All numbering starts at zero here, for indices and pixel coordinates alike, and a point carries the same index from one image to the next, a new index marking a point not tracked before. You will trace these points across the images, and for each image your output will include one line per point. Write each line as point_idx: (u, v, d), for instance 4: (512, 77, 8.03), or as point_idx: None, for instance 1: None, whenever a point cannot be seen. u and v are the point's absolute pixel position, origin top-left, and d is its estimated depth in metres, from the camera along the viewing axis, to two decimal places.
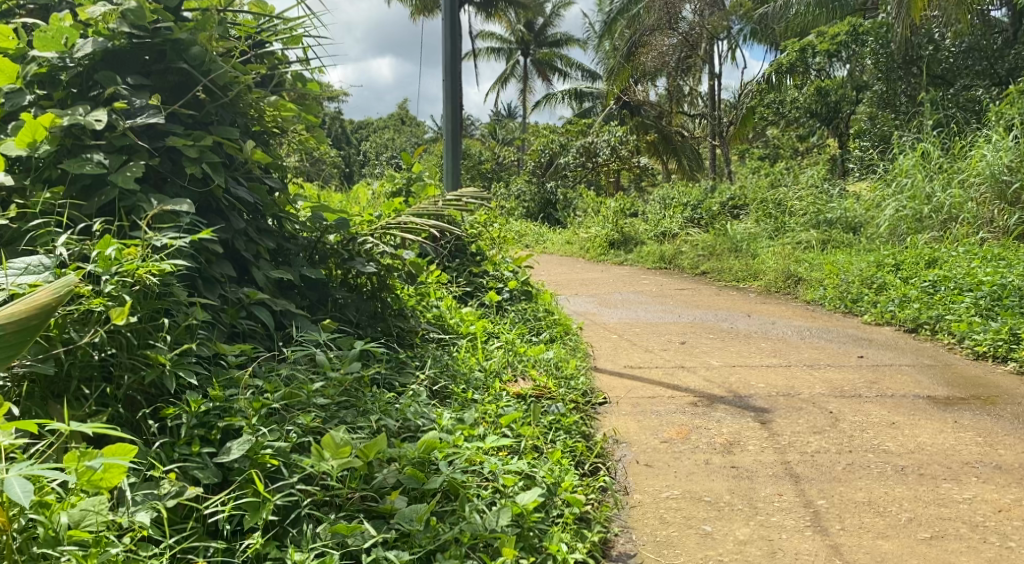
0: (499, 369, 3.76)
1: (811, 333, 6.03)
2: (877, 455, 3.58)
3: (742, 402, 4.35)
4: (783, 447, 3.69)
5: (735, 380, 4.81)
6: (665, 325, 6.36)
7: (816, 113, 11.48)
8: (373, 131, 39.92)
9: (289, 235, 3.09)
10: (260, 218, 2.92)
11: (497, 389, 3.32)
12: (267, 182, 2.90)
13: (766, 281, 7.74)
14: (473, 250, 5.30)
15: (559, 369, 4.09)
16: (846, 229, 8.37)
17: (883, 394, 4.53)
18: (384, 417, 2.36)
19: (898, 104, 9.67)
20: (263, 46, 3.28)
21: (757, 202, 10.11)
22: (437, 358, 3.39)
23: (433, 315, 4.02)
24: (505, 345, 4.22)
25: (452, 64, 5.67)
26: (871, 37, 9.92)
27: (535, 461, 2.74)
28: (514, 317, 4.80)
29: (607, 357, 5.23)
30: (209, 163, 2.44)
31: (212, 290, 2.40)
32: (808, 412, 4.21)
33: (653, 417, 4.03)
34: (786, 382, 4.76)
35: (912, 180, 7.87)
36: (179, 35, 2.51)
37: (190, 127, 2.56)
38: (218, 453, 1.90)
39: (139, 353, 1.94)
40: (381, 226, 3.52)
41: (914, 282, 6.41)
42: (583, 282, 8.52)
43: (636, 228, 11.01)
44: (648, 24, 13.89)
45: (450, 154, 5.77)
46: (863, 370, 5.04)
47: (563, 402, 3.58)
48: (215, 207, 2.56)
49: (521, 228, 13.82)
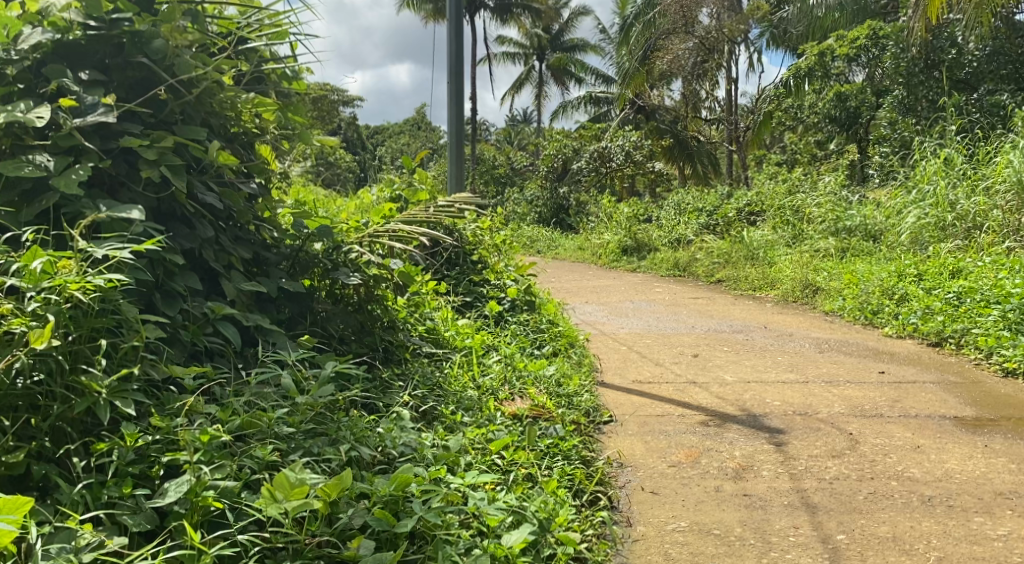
0: (495, 388, 3.53)
1: (829, 346, 5.77)
2: (901, 483, 3.32)
3: (757, 422, 4.11)
4: (799, 473, 3.44)
5: (749, 397, 4.56)
6: (678, 336, 6.11)
7: (835, 117, 11.32)
8: (392, 136, 39.97)
9: (268, 244, 2.89)
10: (235, 226, 2.72)
11: (491, 410, 3.10)
12: (242, 187, 2.70)
13: (783, 290, 7.50)
14: (474, 258, 5.08)
15: (561, 387, 3.90)
16: (865, 237, 8.08)
17: (906, 414, 4.27)
18: (357, 446, 2.15)
19: (919, 109, 9.41)
20: (245, 43, 3.10)
21: (774, 208, 9.82)
22: (426, 375, 3.17)
23: (425, 327, 3.78)
24: (504, 360, 4.00)
25: (456, 65, 5.45)
26: (892, 42, 9.66)
27: (526, 492, 2.50)
28: (516, 329, 4.58)
29: (615, 371, 5.00)
30: (169, 166, 2.23)
31: (171, 305, 2.20)
32: (826, 433, 3.96)
33: (661, 438, 3.80)
34: (803, 400, 4.50)
35: (934, 187, 7.61)
36: (140, 27, 2.29)
37: (152, 127, 2.35)
38: (154, 495, 1.70)
39: (71, 381, 1.75)
40: (368, 234, 3.31)
41: (937, 293, 6.14)
42: (594, 290, 8.29)
43: (650, 235, 10.81)
44: (664, 28, 13.67)
45: (454, 158, 5.57)
46: (884, 387, 4.78)
47: (561, 423, 3.33)
48: (180, 214, 2.36)
49: (534, 234, 13.62)
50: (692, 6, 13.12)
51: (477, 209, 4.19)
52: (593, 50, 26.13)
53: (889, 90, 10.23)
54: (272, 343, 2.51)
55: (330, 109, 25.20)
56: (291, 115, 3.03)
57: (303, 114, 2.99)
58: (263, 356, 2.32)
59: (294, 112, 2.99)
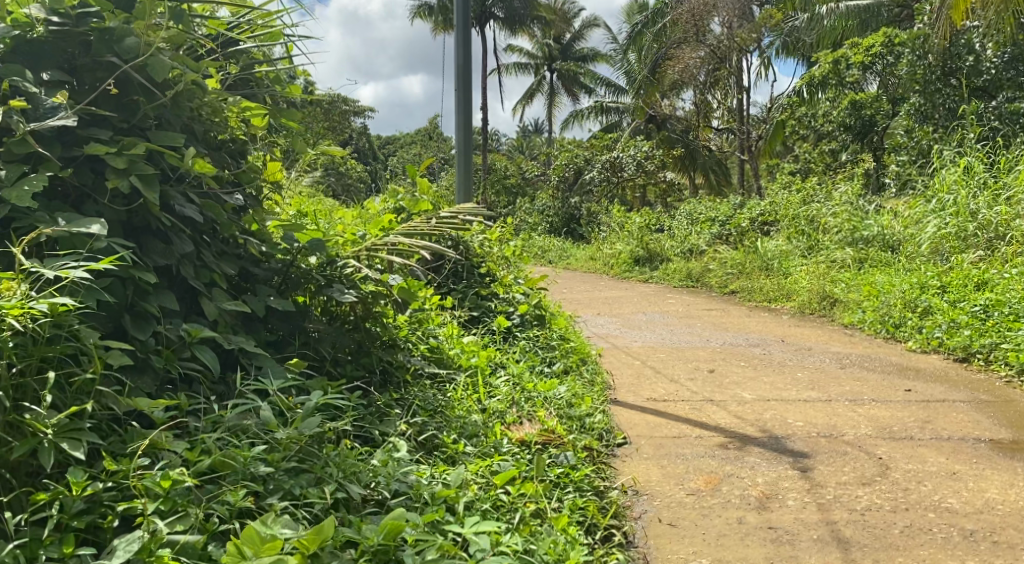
0: (502, 411, 3.30)
1: (851, 361, 5.53)
2: (939, 516, 3.08)
3: (779, 444, 3.88)
4: (828, 503, 3.20)
5: (770, 416, 4.32)
6: (692, 350, 5.88)
7: (849, 126, 11.11)
8: (404, 145, 40.00)
9: (257, 259, 2.69)
10: (219, 241, 2.52)
11: (496, 438, 2.88)
12: (228, 197, 2.50)
13: (799, 302, 7.27)
14: (482, 271, 4.84)
15: (572, 409, 3.69)
16: (883, 247, 7.79)
17: (939, 437, 4.02)
18: (344, 485, 1.95)
19: (937, 117, 9.08)
20: (234, 45, 2.92)
21: (788, 218, 9.52)
22: (427, 399, 2.96)
23: (427, 345, 3.54)
24: (512, 380, 3.77)
25: (463, 72, 5.25)
26: (908, 48, 9.37)
27: (534, 533, 2.27)
28: (525, 345, 4.35)
29: (628, 389, 4.77)
30: (140, 175, 2.04)
31: (142, 328, 2.01)
32: (854, 457, 3.72)
33: (679, 463, 3.58)
34: (827, 421, 4.26)
35: (955, 196, 7.36)
36: (109, 24, 2.09)
37: (123, 132, 2.15)
38: (100, 554, 1.51)
39: (14, 420, 1.58)
40: (365, 248, 3.08)
41: (962, 306, 5.88)
42: (606, 301, 8.08)
43: (663, 244, 10.60)
44: (676, 37, 13.49)
45: (461, 167, 5.38)
46: (912, 406, 4.53)
47: (572, 450, 3.10)
48: (155, 228, 2.16)
49: (544, 244, 13.43)
50: (703, 14, 12.84)
51: (482, 220, 3.98)
52: (602, 60, 25.95)
53: (906, 99, 9.98)
54: (256, 367, 2.32)
55: (341, 120, 25.22)
56: (285, 120, 2.83)
57: (298, 119, 2.79)
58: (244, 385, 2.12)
59: (287, 116, 2.79)
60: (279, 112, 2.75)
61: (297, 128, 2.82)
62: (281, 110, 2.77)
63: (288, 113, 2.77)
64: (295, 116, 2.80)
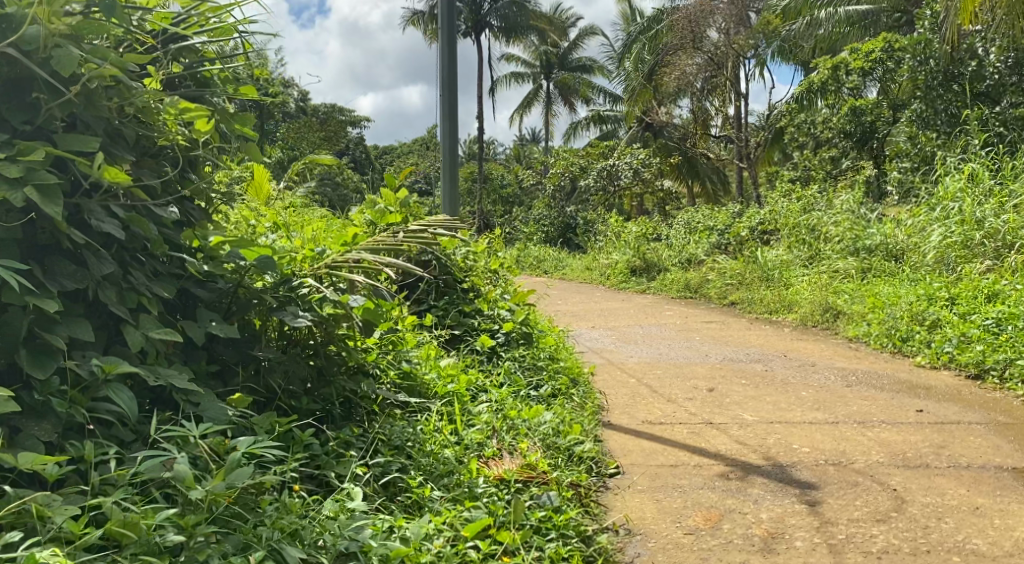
0: (480, 444, 2.99)
1: (857, 378, 5.23)
2: (965, 560, 2.78)
3: (784, 474, 3.57)
4: (840, 544, 2.90)
5: (774, 442, 4.02)
6: (690, 366, 5.58)
7: (849, 132, 10.87)
8: (401, 155, 39.73)
9: (201, 282, 2.40)
10: (152, 259, 2.24)
11: (472, 477, 2.59)
12: (163, 210, 2.21)
13: (801, 314, 6.97)
14: (465, 286, 4.53)
15: (559, 438, 3.39)
16: (886, 256, 7.49)
17: (957, 465, 3.71)
18: (276, 550, 1.70)
19: (939, 123, 8.78)
20: (180, 40, 2.62)
21: (789, 226, 9.16)
22: (393, 433, 2.67)
23: (399, 370, 3.20)
24: (494, 407, 3.46)
25: (449, 76, 4.98)
26: (908, 53, 9.10)
27: None
28: (510, 367, 4.05)
29: (622, 410, 4.46)
30: (40, 187, 1.76)
31: (42, 365, 1.73)
32: (867, 489, 3.41)
33: (676, 496, 3.27)
34: (835, 446, 3.95)
35: (960, 204, 7.07)
36: (7, 10, 1.82)
37: (26, 136, 1.90)
38: None
39: None
40: (324, 265, 2.78)
41: (973, 319, 5.58)
42: (602, 313, 7.77)
43: (660, 254, 10.32)
44: (672, 44, 13.21)
45: (447, 179, 5.09)
46: (926, 429, 4.22)
47: (556, 488, 2.79)
48: (65, 248, 1.91)
49: (539, 254, 13.14)
50: (699, 20, 12.59)
51: (453, 233, 3.80)
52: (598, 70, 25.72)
53: (908, 104, 9.71)
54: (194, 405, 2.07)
55: (337, 129, 25.03)
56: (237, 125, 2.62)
57: (254, 125, 2.60)
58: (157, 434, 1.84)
59: (240, 122, 2.58)
60: (230, 118, 2.55)
61: (253, 136, 2.63)
62: (234, 116, 2.57)
63: (241, 119, 2.58)
64: (251, 122, 2.60)
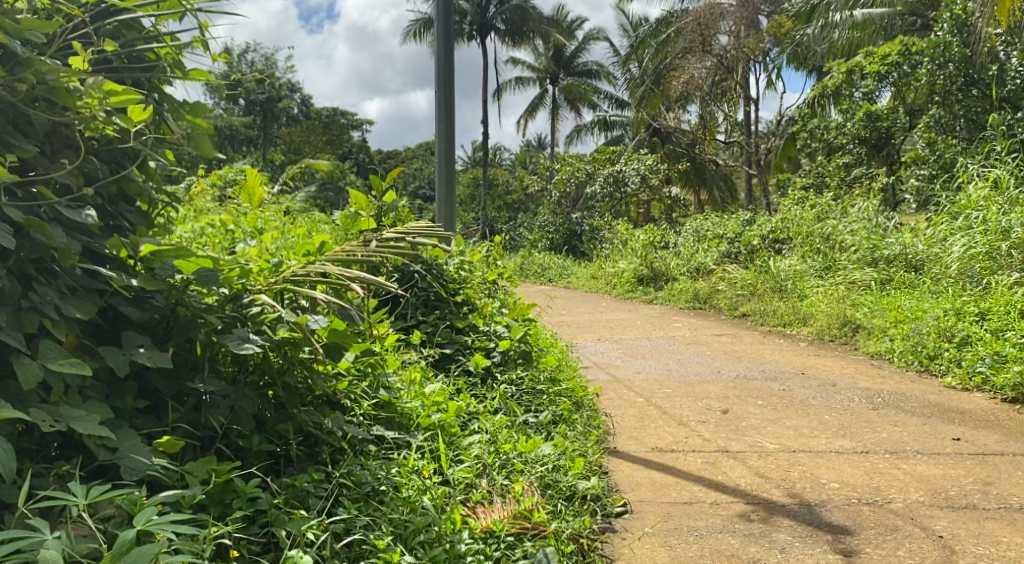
0: (468, 485, 2.60)
1: (882, 400, 4.81)
2: None
3: (813, 515, 3.16)
4: None
5: (798, 475, 3.60)
6: (702, 384, 5.15)
7: (865, 139, 10.47)
8: (405, 160, 39.31)
9: (134, 298, 2.00)
10: (67, 272, 1.85)
11: (455, 530, 2.19)
12: (77, 212, 1.82)
13: (818, 327, 6.55)
14: (458, 300, 4.14)
15: (558, 474, 2.99)
16: (907, 268, 7.07)
17: (1008, 506, 3.28)
18: None
19: (958, 129, 8.42)
20: (117, 14, 2.19)
21: (802, 234, 8.70)
22: (363, 476, 2.27)
23: (376, 400, 2.79)
24: (485, 438, 3.07)
25: (446, 76, 4.50)
26: (925, 56, 8.51)
27: None
28: (506, 390, 3.66)
29: (629, 435, 4.06)
30: None
31: None
32: (909, 536, 2.99)
33: (692, 542, 2.86)
34: (868, 481, 3.53)
35: (983, 213, 6.60)
36: None
37: None
38: None
39: None
40: (283, 279, 2.39)
41: (1006, 336, 5.15)
42: (608, 324, 7.35)
43: (667, 262, 9.92)
44: (681, 48, 12.87)
45: (443, 189, 4.63)
46: (966, 462, 3.80)
47: (556, 542, 2.38)
48: None
49: (543, 262, 12.74)
50: (709, 22, 12.30)
51: (433, 244, 3.42)
52: (606, 75, 25.33)
53: (926, 111, 9.29)
54: (109, 453, 1.70)
55: (341, 133, 24.63)
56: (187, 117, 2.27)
57: (208, 114, 2.27)
58: (29, 505, 1.50)
59: (191, 111, 2.24)
60: (179, 104, 2.20)
61: (204, 129, 2.29)
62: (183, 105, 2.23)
63: (193, 107, 2.24)
64: (204, 112, 2.27)
